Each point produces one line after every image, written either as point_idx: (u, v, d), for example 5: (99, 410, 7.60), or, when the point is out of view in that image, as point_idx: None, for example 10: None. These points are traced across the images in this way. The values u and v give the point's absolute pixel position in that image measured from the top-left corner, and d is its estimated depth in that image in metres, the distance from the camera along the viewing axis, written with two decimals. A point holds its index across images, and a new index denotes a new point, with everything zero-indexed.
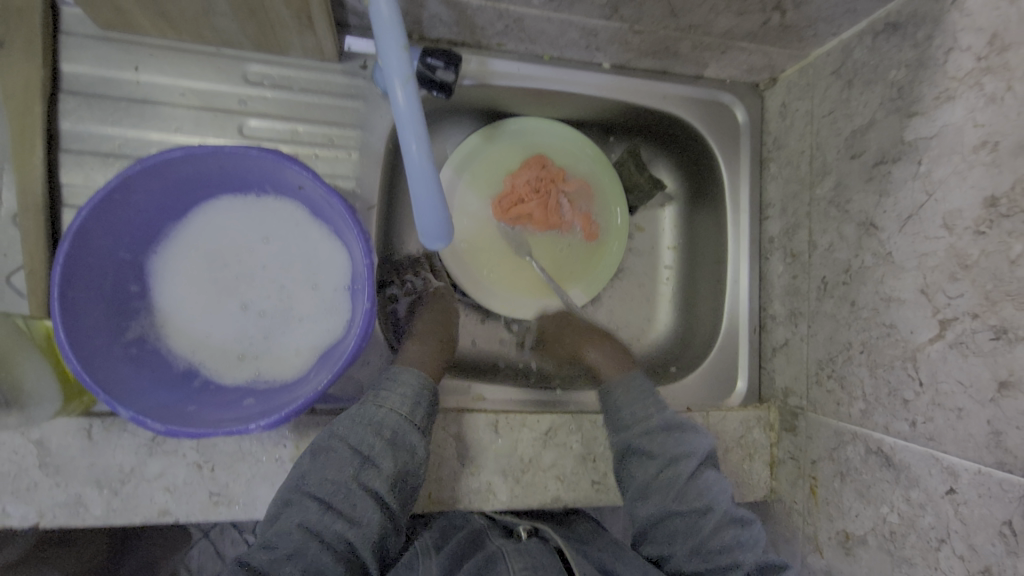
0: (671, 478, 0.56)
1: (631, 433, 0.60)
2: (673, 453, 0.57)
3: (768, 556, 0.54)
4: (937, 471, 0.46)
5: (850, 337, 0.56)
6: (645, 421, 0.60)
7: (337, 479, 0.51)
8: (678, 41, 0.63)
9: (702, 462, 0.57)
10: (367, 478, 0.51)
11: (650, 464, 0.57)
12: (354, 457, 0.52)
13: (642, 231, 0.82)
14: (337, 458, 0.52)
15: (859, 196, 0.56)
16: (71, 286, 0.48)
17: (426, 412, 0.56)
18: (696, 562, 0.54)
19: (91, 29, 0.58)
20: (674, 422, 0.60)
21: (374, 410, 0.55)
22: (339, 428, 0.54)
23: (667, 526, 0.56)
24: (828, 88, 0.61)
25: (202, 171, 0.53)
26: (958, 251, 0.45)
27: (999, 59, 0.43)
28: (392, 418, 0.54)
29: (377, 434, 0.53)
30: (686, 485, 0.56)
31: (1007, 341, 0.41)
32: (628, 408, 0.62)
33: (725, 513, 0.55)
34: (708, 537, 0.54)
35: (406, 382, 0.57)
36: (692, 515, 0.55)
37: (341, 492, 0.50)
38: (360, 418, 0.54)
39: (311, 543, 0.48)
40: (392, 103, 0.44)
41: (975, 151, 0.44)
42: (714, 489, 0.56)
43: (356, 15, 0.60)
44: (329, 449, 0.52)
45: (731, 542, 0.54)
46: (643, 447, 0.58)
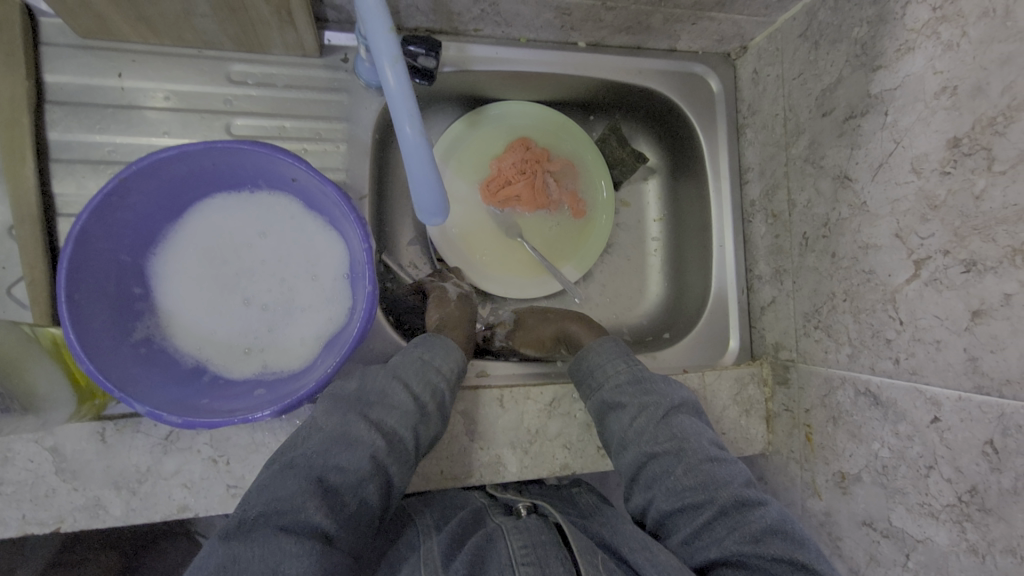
0: (645, 424, 0.57)
1: (605, 389, 0.61)
2: (644, 401, 0.59)
3: (745, 491, 0.53)
4: (922, 403, 0.49)
5: (833, 287, 0.58)
6: (613, 377, 0.61)
7: (400, 423, 0.51)
8: (651, 14, 0.65)
9: (670, 408, 0.58)
10: (421, 432, 0.52)
11: (624, 415, 0.58)
12: (417, 409, 0.52)
13: (628, 205, 0.84)
14: (401, 405, 0.52)
15: (832, 151, 0.58)
16: (76, 289, 0.49)
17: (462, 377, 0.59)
18: (672, 502, 0.54)
19: (72, 38, 0.58)
20: (645, 377, 0.61)
21: (432, 365, 0.56)
22: (404, 374, 0.54)
23: (647, 472, 0.56)
24: (796, 51, 0.64)
25: (195, 170, 0.54)
26: (927, 193, 0.47)
27: (953, 8, 0.45)
28: (445, 382, 0.55)
29: (434, 392, 0.54)
30: (658, 427, 0.57)
31: (977, 273, 0.44)
32: (600, 367, 0.63)
33: (697, 454, 0.55)
34: (681, 475, 0.54)
35: (443, 351, 0.57)
36: (666, 456, 0.55)
37: (400, 435, 0.50)
38: (418, 372, 0.55)
39: (374, 476, 0.47)
40: (382, 82, 0.44)
41: (937, 97, 0.46)
42: (686, 432, 0.57)
43: (334, 7, 0.60)
44: (392, 394, 0.52)
45: (704, 478, 0.54)
46: (618, 400, 0.59)
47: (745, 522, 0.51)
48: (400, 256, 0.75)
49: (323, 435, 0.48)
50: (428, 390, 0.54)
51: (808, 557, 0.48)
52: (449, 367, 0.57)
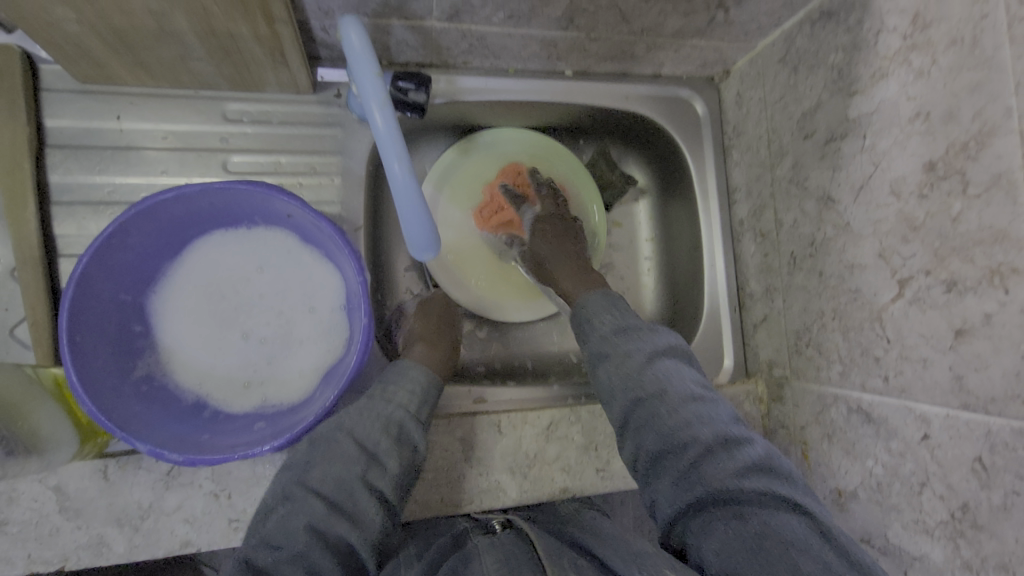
0: (627, 368, 0.55)
1: (592, 340, 0.60)
2: (627, 347, 0.57)
3: (729, 429, 0.51)
4: (912, 420, 0.49)
5: (822, 306, 0.59)
6: (600, 325, 0.60)
7: (342, 476, 0.49)
8: (634, 43, 0.66)
9: (656, 351, 0.56)
10: (372, 477, 0.50)
11: (608, 364, 0.57)
12: (361, 456, 0.51)
13: (620, 226, 0.86)
14: (343, 454, 0.50)
15: (815, 173, 0.59)
16: (77, 331, 0.50)
17: (431, 408, 0.56)
18: (660, 444, 0.51)
19: (70, 83, 0.59)
20: (630, 325, 0.59)
21: (383, 405, 0.54)
22: (348, 422, 0.53)
23: (633, 418, 0.54)
24: (776, 76, 0.65)
25: (192, 209, 0.55)
26: (907, 215, 0.49)
27: (922, 36, 0.46)
28: (399, 412, 0.54)
29: (385, 432, 0.52)
30: (641, 370, 0.55)
31: (957, 293, 0.45)
32: (596, 318, 0.61)
33: (679, 396, 0.53)
34: (666, 417, 0.52)
35: (400, 377, 0.57)
36: (650, 399, 0.53)
37: (346, 491, 0.49)
38: (368, 412, 0.54)
39: (314, 544, 0.46)
40: (371, 125, 0.47)
41: (911, 122, 0.48)
42: (668, 375, 0.54)
43: (326, 46, 0.62)
44: (335, 444, 0.51)
45: (688, 417, 0.51)
46: (606, 350, 0.57)
47: (732, 459, 0.49)
48: (396, 284, 0.76)
49: (271, 511, 0.48)
50: (377, 428, 0.52)
51: (799, 495, 0.47)
52: (405, 393, 0.56)
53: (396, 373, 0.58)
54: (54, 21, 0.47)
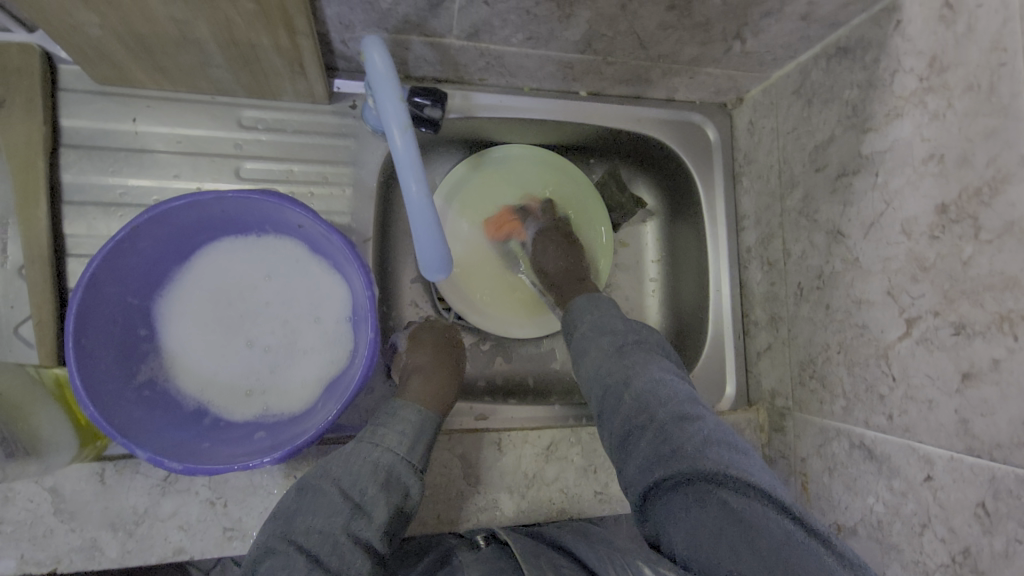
0: (602, 363, 0.54)
1: (575, 338, 0.58)
2: (602, 341, 0.56)
3: (684, 406, 0.49)
4: (915, 460, 0.49)
5: (828, 339, 0.59)
6: (580, 325, 0.59)
7: (326, 528, 0.48)
8: (650, 69, 0.67)
9: (626, 343, 0.55)
10: (358, 527, 0.48)
11: (587, 360, 0.55)
12: (345, 503, 0.49)
13: (627, 246, 0.86)
14: (330, 504, 0.49)
15: (825, 206, 0.60)
16: (83, 335, 0.50)
17: (424, 451, 0.56)
18: (625, 428, 0.50)
19: (88, 84, 0.60)
20: (606, 320, 0.58)
21: (372, 450, 0.54)
22: (334, 468, 0.52)
23: (603, 406, 0.52)
24: (790, 107, 0.66)
25: (204, 215, 0.55)
26: (917, 255, 0.49)
27: (939, 79, 0.47)
28: (388, 456, 0.53)
29: (372, 478, 0.52)
30: (613, 361, 0.53)
31: (966, 336, 0.45)
32: (580, 319, 0.59)
33: (641, 380, 0.51)
34: (629, 401, 0.50)
35: (391, 418, 0.57)
36: (616, 387, 0.51)
37: (329, 544, 0.47)
38: (357, 459, 0.53)
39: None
40: (391, 147, 0.46)
41: (924, 164, 0.48)
42: (636, 364, 0.53)
43: (345, 58, 0.62)
44: (322, 494, 0.50)
45: (648, 399, 0.49)
46: (585, 347, 0.56)
47: (686, 436, 0.46)
48: (401, 296, 0.76)
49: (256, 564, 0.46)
50: (365, 474, 0.51)
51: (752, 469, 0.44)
52: (395, 435, 0.55)
53: (388, 412, 0.58)
54: (77, 24, 0.47)
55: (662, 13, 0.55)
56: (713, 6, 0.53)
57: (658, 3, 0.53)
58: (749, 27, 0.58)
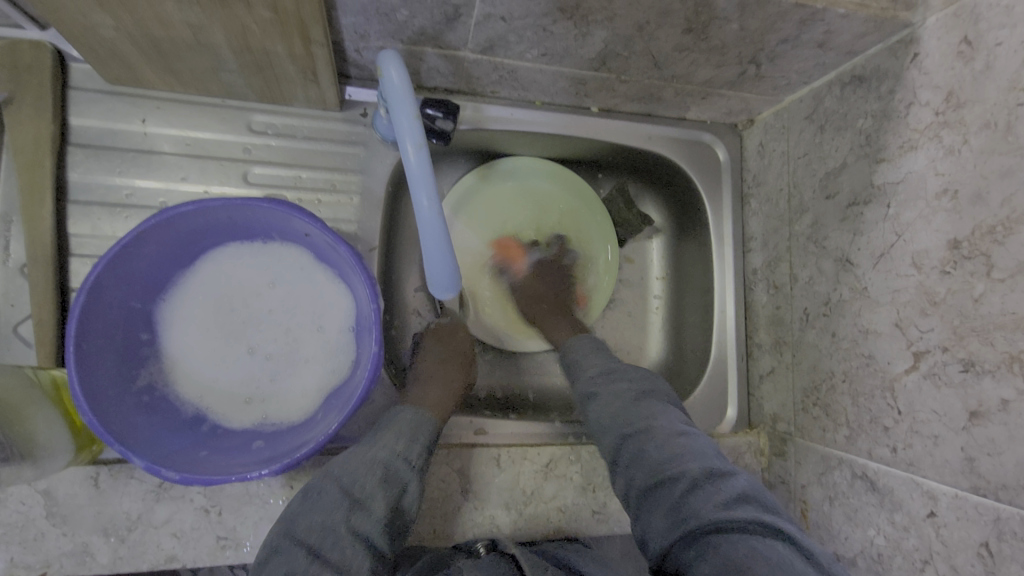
0: (616, 407, 0.58)
1: (582, 382, 0.63)
2: (614, 387, 0.60)
3: (715, 464, 0.50)
4: (918, 496, 0.49)
5: (833, 367, 0.59)
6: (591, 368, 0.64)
7: (326, 524, 0.48)
8: (663, 88, 0.67)
9: (641, 392, 0.58)
10: (357, 522, 0.49)
11: (597, 403, 0.59)
12: (345, 499, 0.49)
13: (632, 262, 0.85)
14: (327, 501, 0.49)
15: (835, 234, 0.59)
16: (85, 339, 0.49)
17: (423, 450, 0.55)
18: (648, 478, 0.51)
19: (99, 84, 0.59)
20: (617, 368, 0.62)
21: (370, 450, 0.54)
22: (335, 470, 0.52)
23: (624, 454, 0.54)
24: (802, 132, 0.66)
25: (211, 222, 0.54)
26: (927, 289, 0.48)
27: (955, 114, 0.47)
28: (386, 454, 0.53)
29: (371, 474, 0.51)
30: (630, 407, 0.57)
31: (975, 374, 0.44)
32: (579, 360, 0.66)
33: (664, 431, 0.53)
34: (653, 450, 0.52)
35: (390, 419, 0.57)
36: (638, 434, 0.54)
37: (330, 539, 0.47)
38: (356, 459, 0.53)
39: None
40: (404, 162, 0.46)
41: (938, 198, 0.48)
42: (656, 413, 0.56)
43: (358, 66, 0.62)
44: (322, 492, 0.50)
45: (674, 450, 0.51)
46: (595, 390, 0.61)
47: (718, 492, 0.47)
48: (404, 305, 0.75)
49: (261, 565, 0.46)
50: (364, 470, 0.51)
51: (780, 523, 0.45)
52: (393, 435, 0.55)
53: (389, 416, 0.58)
54: (91, 25, 0.47)
55: (679, 35, 0.55)
56: (730, 31, 0.53)
57: (675, 26, 0.53)
58: (764, 52, 0.58)
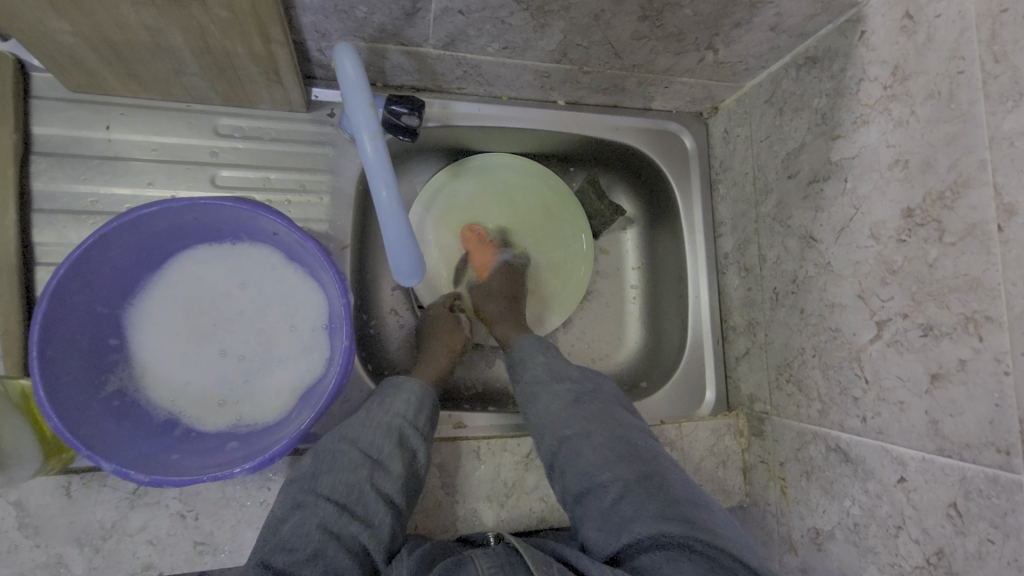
0: (555, 410, 0.58)
1: (525, 383, 0.63)
2: (555, 389, 0.60)
3: (648, 464, 0.51)
4: (889, 462, 0.49)
5: (803, 343, 0.60)
6: (533, 369, 0.63)
7: (351, 480, 0.50)
8: (626, 78, 0.68)
9: (583, 393, 0.59)
10: (380, 479, 0.51)
11: (539, 404, 0.59)
12: (365, 459, 0.52)
13: (607, 254, 0.86)
14: (350, 461, 0.52)
15: (798, 212, 0.61)
16: (49, 343, 0.48)
17: (428, 419, 0.59)
18: (581, 483, 0.52)
19: (62, 92, 0.59)
20: (560, 369, 0.63)
21: (381, 414, 0.57)
22: (350, 432, 0.55)
23: (559, 456, 0.55)
24: (763, 115, 0.67)
25: (177, 223, 0.54)
26: (886, 258, 0.49)
27: (902, 87, 0.48)
28: (398, 420, 0.56)
29: (387, 437, 0.54)
30: (569, 411, 0.57)
31: (934, 337, 0.45)
32: (521, 361, 0.65)
33: (602, 433, 0.55)
34: (588, 456, 0.53)
35: (397, 389, 0.60)
36: (574, 437, 0.55)
37: (354, 493, 0.50)
38: (370, 423, 0.56)
39: (330, 543, 0.46)
40: (361, 153, 0.48)
41: (890, 169, 0.49)
42: (595, 415, 0.57)
43: (322, 67, 0.62)
44: (342, 453, 0.52)
45: (609, 454, 0.52)
46: (536, 391, 0.61)
47: (648, 496, 0.48)
48: (381, 303, 0.76)
49: (282, 521, 0.48)
50: (381, 433, 0.54)
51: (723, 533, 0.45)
52: (403, 403, 0.58)
53: (394, 386, 0.61)
54: (48, 31, 0.47)
55: (635, 23, 0.56)
56: (684, 16, 0.54)
57: (630, 13, 0.54)
58: (720, 37, 0.59)
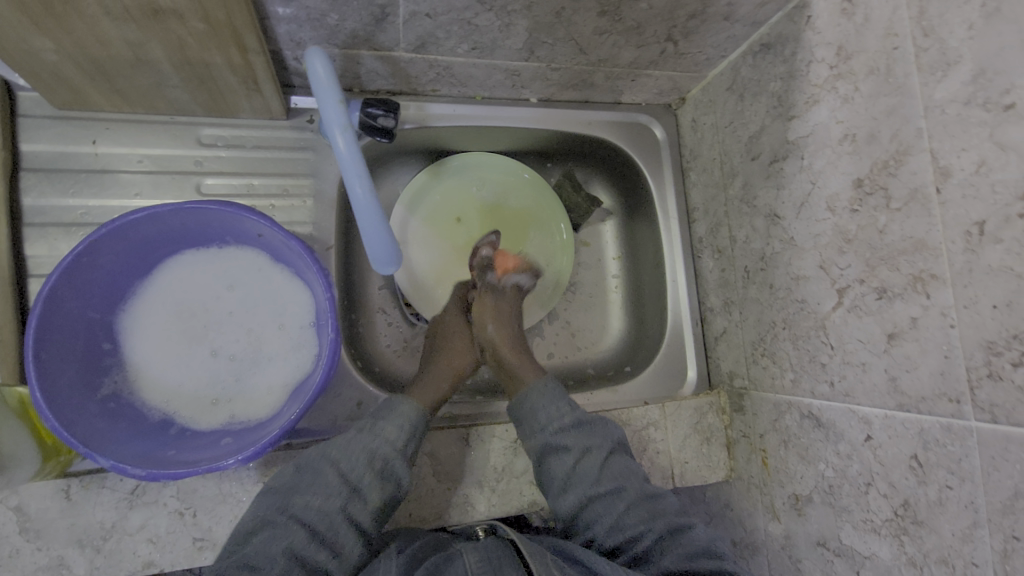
0: (588, 467, 0.60)
1: (545, 432, 0.62)
2: (588, 443, 0.61)
3: (676, 517, 0.58)
4: (856, 423, 0.52)
5: (774, 317, 0.62)
6: (559, 420, 0.62)
7: (324, 508, 0.52)
8: (593, 73, 0.70)
9: (611, 450, 0.61)
10: (353, 509, 0.53)
11: (567, 458, 0.60)
12: (344, 487, 0.54)
13: (588, 245, 0.89)
14: (328, 487, 0.53)
15: (762, 192, 0.63)
16: (43, 347, 0.50)
17: (418, 444, 0.59)
18: (614, 536, 0.57)
19: (48, 110, 0.61)
20: (584, 420, 0.63)
21: (370, 438, 0.57)
22: (334, 454, 0.56)
23: (589, 511, 0.59)
24: (725, 103, 0.70)
25: (163, 229, 0.56)
26: (842, 228, 0.52)
27: (846, 66, 0.51)
28: (386, 448, 0.57)
29: (369, 464, 0.55)
30: (599, 470, 0.59)
31: (888, 300, 0.48)
32: (543, 407, 0.63)
33: (638, 490, 0.58)
34: (623, 512, 0.57)
35: (391, 412, 0.59)
36: (608, 496, 0.58)
37: (325, 521, 0.52)
38: (356, 448, 0.56)
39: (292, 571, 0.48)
40: (334, 147, 0.51)
41: (841, 143, 0.52)
42: (625, 472, 0.60)
43: (300, 75, 0.65)
44: (322, 475, 0.54)
45: (645, 512, 0.57)
46: (562, 442, 0.61)
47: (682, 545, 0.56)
48: (369, 303, 0.78)
49: (251, 535, 0.50)
50: (363, 461, 0.55)
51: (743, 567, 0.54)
52: (393, 429, 0.58)
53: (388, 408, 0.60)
54: (32, 50, 0.49)
55: (595, 19, 0.58)
56: (641, 10, 0.57)
57: (590, 9, 0.57)
58: (678, 29, 0.62)
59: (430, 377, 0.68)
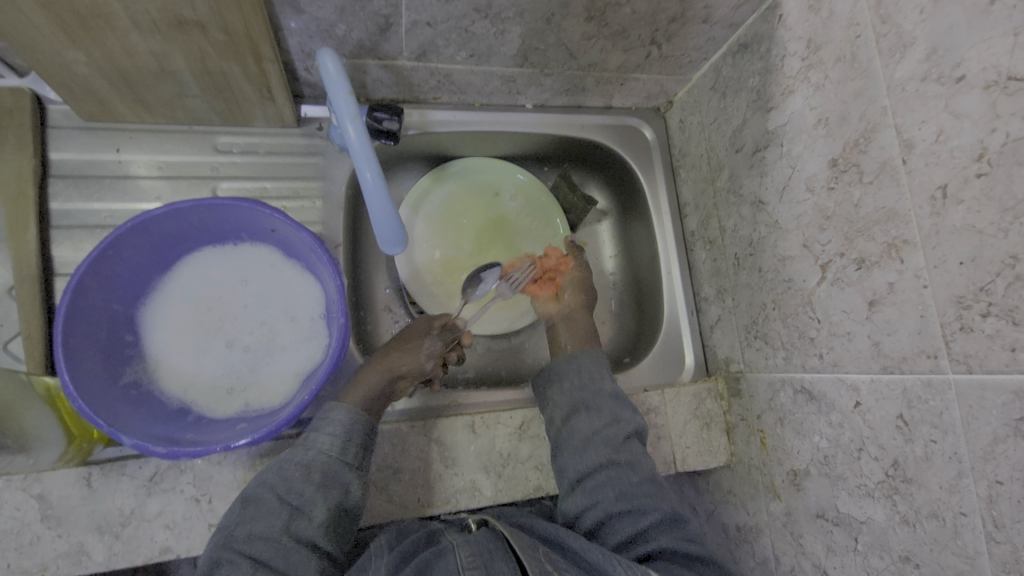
0: (608, 433, 0.63)
1: (579, 394, 0.67)
2: (607, 412, 0.64)
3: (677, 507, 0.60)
4: (845, 391, 0.54)
5: (765, 299, 0.65)
6: (594, 384, 0.67)
7: (267, 531, 0.51)
8: (584, 78, 0.75)
9: (637, 429, 0.64)
10: (297, 527, 0.53)
11: (593, 420, 0.64)
12: (284, 507, 0.53)
13: (586, 245, 0.92)
14: (268, 511, 0.53)
15: (747, 181, 0.67)
16: (70, 334, 0.54)
17: (358, 449, 0.59)
18: (617, 505, 0.59)
19: (76, 121, 0.66)
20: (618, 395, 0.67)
21: (303, 452, 0.57)
22: (270, 478, 0.55)
23: (597, 476, 0.61)
24: (709, 102, 0.74)
25: (183, 225, 0.60)
26: (821, 207, 0.55)
27: (816, 57, 0.55)
28: (321, 457, 0.57)
29: (308, 481, 0.55)
30: (621, 443, 0.62)
31: (866, 269, 0.51)
32: (575, 372, 0.69)
33: (648, 471, 0.61)
34: (632, 482, 0.60)
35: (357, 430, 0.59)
36: (622, 467, 0.61)
37: (278, 551, 0.51)
38: (289, 464, 0.56)
39: None
40: (345, 135, 0.55)
41: (815, 128, 0.55)
42: (641, 454, 0.62)
43: (309, 85, 0.70)
44: (262, 501, 0.53)
45: (653, 489, 0.60)
46: (595, 402, 0.65)
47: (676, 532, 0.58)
48: (376, 301, 0.82)
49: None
50: (299, 478, 0.55)
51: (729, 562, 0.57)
52: (328, 438, 0.58)
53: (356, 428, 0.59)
54: (66, 64, 0.54)
55: (583, 24, 0.63)
56: (625, 14, 0.62)
57: (577, 15, 0.61)
58: (661, 33, 0.66)
59: (370, 371, 0.66)
